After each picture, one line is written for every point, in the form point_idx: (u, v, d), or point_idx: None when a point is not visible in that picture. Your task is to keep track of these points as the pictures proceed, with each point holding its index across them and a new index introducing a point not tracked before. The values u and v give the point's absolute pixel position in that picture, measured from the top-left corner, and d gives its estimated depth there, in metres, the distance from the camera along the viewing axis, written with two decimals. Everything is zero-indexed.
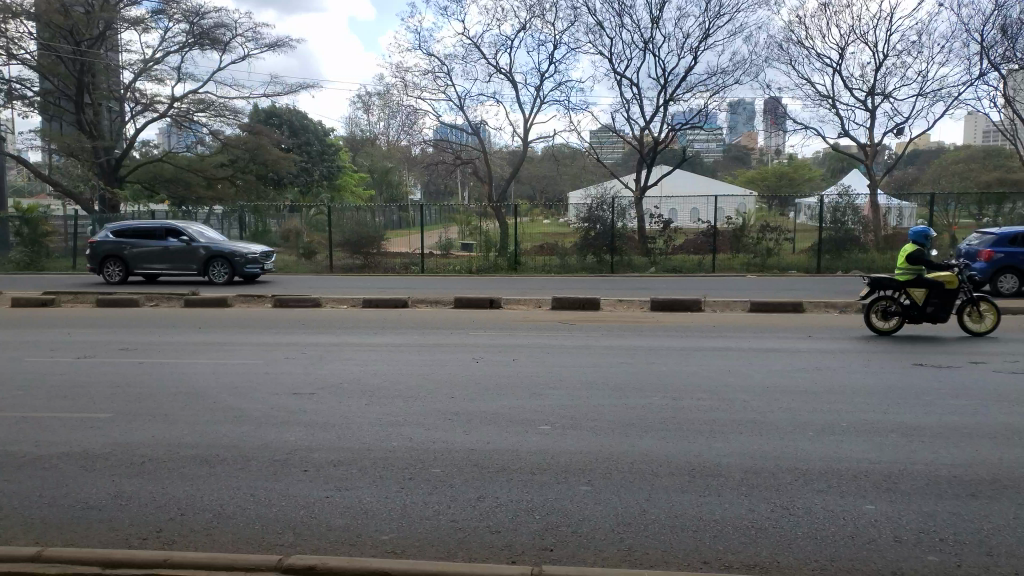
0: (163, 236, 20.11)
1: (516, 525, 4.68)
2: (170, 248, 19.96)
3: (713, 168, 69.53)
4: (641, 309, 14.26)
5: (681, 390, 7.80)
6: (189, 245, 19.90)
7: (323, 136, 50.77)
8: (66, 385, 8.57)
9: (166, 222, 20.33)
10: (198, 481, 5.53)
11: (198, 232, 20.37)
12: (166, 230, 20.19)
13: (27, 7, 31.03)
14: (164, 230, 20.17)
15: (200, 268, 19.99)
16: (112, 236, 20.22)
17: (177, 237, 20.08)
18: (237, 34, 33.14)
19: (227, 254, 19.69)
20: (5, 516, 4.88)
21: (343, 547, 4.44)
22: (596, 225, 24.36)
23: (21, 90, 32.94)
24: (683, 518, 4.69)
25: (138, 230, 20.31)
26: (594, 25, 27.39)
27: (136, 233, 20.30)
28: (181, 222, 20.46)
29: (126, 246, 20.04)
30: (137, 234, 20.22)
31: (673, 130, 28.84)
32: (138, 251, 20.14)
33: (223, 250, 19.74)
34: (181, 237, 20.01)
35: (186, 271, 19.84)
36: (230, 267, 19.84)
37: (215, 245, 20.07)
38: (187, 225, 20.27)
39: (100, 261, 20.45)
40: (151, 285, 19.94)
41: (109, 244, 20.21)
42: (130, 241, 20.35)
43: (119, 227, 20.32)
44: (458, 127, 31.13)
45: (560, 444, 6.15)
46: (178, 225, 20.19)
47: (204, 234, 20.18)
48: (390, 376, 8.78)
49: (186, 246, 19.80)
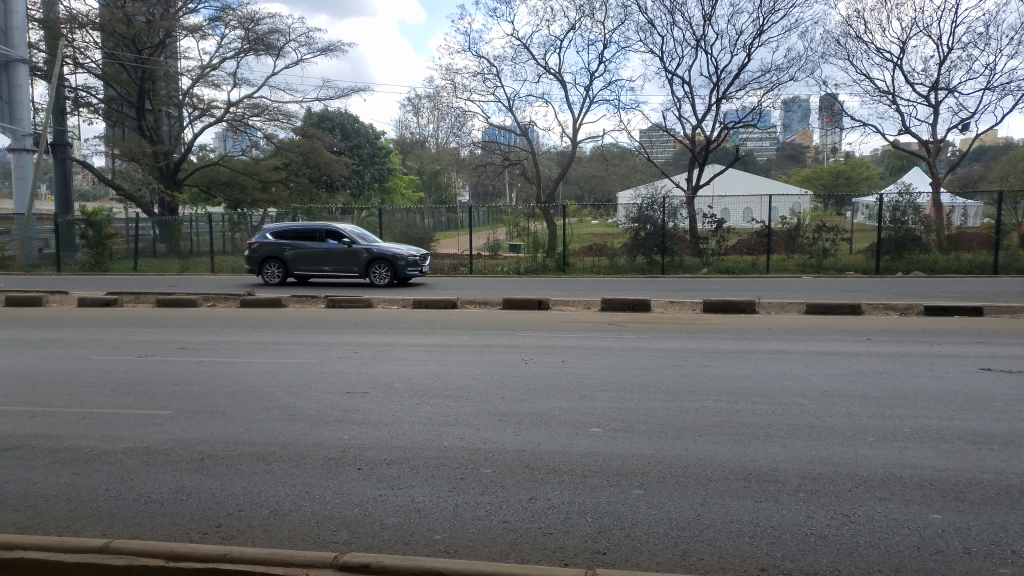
0: (323, 238, 20.12)
1: (569, 527, 4.64)
2: (332, 249, 19.93)
3: (767, 167, 68.31)
4: (693, 310, 14.08)
5: (736, 393, 7.66)
6: (351, 246, 19.90)
7: (375, 139, 51.54)
8: (130, 382, 8.84)
9: (325, 224, 20.36)
10: (256, 477, 5.64)
11: (358, 234, 20.33)
12: (326, 231, 20.22)
13: (93, 18, 32.24)
14: (324, 231, 20.20)
15: (360, 269, 19.96)
16: (272, 237, 20.29)
17: (337, 239, 20.08)
18: (290, 39, 33.80)
19: (388, 256, 19.62)
20: (73, 508, 5.05)
21: (397, 546, 4.47)
22: (647, 225, 24.11)
23: (87, 97, 34.22)
24: (740, 523, 4.59)
25: (298, 231, 20.36)
26: (645, 24, 27.18)
27: (296, 234, 20.34)
28: (338, 224, 20.49)
29: (287, 247, 20.09)
30: (297, 235, 20.26)
31: (726, 129, 28.43)
32: (297, 252, 20.20)
33: (386, 252, 19.70)
34: (342, 238, 20.01)
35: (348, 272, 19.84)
36: (392, 269, 19.76)
37: (376, 247, 20.03)
38: (346, 227, 20.28)
39: (258, 262, 20.50)
40: (290, 286, 19.90)
41: (271, 245, 20.29)
42: (290, 241, 20.40)
43: (278, 228, 20.40)
44: (508, 129, 31.23)
45: (612, 447, 6.09)
46: (339, 227, 20.20)
47: (363, 236, 20.17)
48: (441, 377, 8.83)
49: (348, 248, 19.79)
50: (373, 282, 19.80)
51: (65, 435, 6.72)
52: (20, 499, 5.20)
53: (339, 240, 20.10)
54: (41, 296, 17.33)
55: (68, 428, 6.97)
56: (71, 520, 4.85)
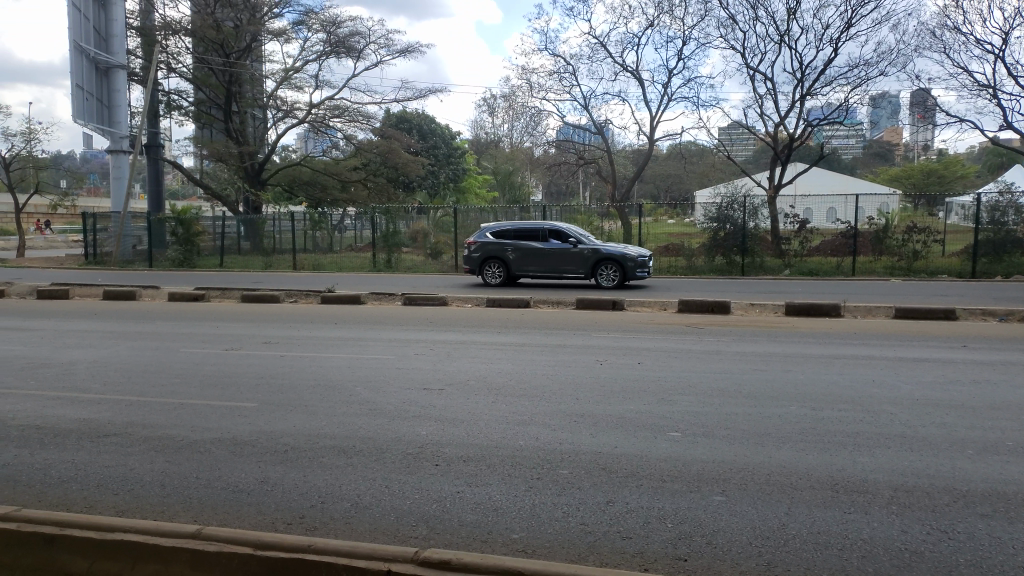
0: (547, 238, 19.34)
1: (649, 532, 4.57)
2: (559, 249, 19.10)
3: (852, 167, 65.95)
4: (774, 313, 13.70)
5: (821, 400, 7.40)
6: (577, 247, 19.03)
7: (450, 139, 52.16)
8: (217, 375, 9.19)
9: (549, 224, 19.59)
10: (337, 470, 5.77)
11: (582, 235, 19.42)
12: (550, 231, 19.44)
13: (186, 24, 33.69)
14: (548, 231, 19.42)
15: (586, 270, 19.04)
16: (494, 237, 19.65)
17: (562, 239, 19.26)
18: (370, 41, 34.51)
19: (618, 257, 18.54)
20: (166, 494, 5.27)
21: (476, 543, 4.49)
22: (726, 225, 23.43)
23: (178, 100, 35.79)
24: (829, 535, 4.43)
25: (520, 230, 19.65)
26: (726, 20, 26.60)
27: (518, 234, 19.65)
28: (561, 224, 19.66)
29: (511, 247, 19.41)
30: (520, 234, 19.55)
31: (810, 126, 27.54)
32: (520, 253, 19.52)
33: (616, 252, 18.69)
34: (568, 239, 19.15)
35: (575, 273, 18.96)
36: (622, 271, 18.73)
37: (603, 247, 19.08)
38: (571, 226, 19.44)
39: (479, 262, 19.97)
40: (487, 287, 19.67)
41: (493, 244, 19.69)
42: (511, 241, 19.75)
43: (499, 228, 19.75)
44: (583, 127, 31.09)
45: (692, 452, 5.97)
46: (564, 227, 19.36)
47: (589, 235, 19.25)
48: (517, 376, 8.84)
49: (575, 248, 18.93)
50: (601, 283, 18.82)
51: (157, 423, 7.03)
52: (118, 483, 5.46)
53: (565, 240, 19.26)
54: (135, 291, 18.22)
55: (160, 417, 7.29)
56: (164, 505, 5.07)
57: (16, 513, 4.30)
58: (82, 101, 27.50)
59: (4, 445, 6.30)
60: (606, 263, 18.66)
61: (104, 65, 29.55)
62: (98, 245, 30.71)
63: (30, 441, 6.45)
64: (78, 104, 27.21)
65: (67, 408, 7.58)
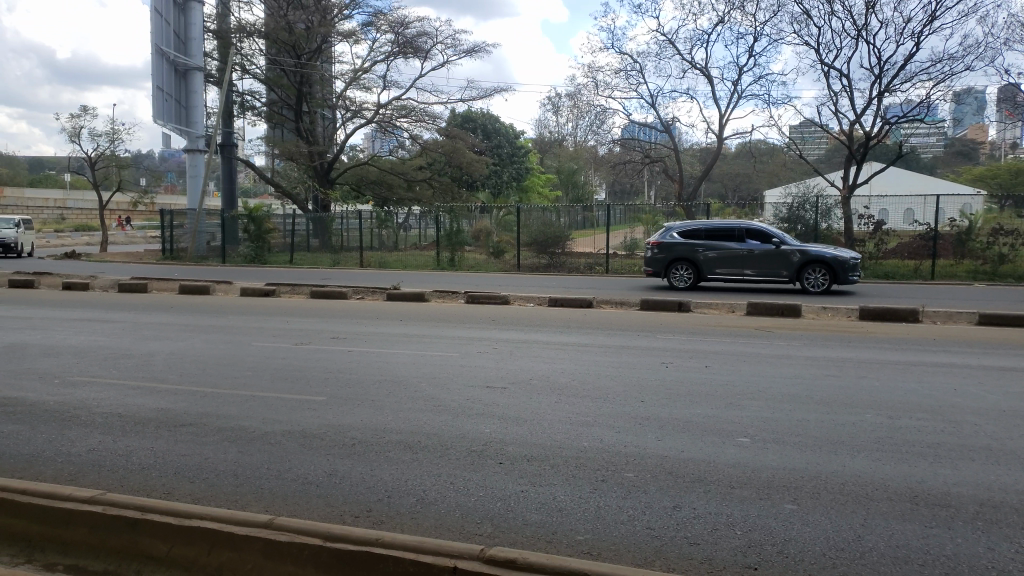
0: (742, 238, 18.19)
1: (716, 538, 4.48)
2: (758, 251, 17.93)
3: (932, 167, 63.43)
4: (848, 317, 13.28)
5: (898, 408, 7.13)
6: (779, 248, 17.82)
7: (515, 138, 52.31)
8: (288, 368, 9.43)
9: (743, 223, 18.42)
10: (402, 465, 5.84)
11: (783, 235, 18.18)
12: (745, 231, 18.27)
13: (260, 27, 34.64)
14: (744, 230, 18.25)
15: (790, 274, 17.83)
16: (684, 237, 18.59)
17: (760, 240, 18.07)
18: (436, 42, 34.83)
19: (831, 261, 17.31)
20: (239, 483, 5.42)
21: (540, 543, 4.47)
22: (797, 225, 23.15)
23: (252, 101, 36.87)
24: (907, 549, 4.26)
25: (712, 230, 18.53)
26: (800, 15, 25.88)
27: (709, 233, 18.54)
28: (756, 223, 18.48)
29: (704, 248, 18.31)
30: (713, 235, 18.45)
31: (888, 124, 26.58)
32: (713, 254, 18.40)
33: (826, 255, 17.40)
34: (769, 239, 17.95)
35: (779, 278, 17.76)
36: (832, 274, 17.48)
37: (809, 248, 17.81)
38: (769, 226, 18.23)
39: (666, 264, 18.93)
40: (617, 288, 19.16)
41: (684, 244, 18.58)
42: (702, 241, 18.64)
43: (688, 228, 18.69)
44: (650, 126, 30.73)
45: (762, 458, 5.82)
46: (762, 227, 18.16)
47: (790, 236, 18.01)
48: (580, 376, 8.78)
49: (778, 249, 17.71)
50: (808, 288, 17.61)
51: (230, 415, 7.24)
52: (194, 472, 5.64)
53: (765, 240, 18.04)
54: (209, 285, 18.84)
55: (233, 408, 7.50)
56: (238, 494, 5.21)
57: (101, 496, 4.48)
58: (162, 102, 28.60)
59: (88, 431, 6.58)
60: (817, 266, 17.40)
61: (183, 68, 30.65)
62: (174, 240, 31.90)
63: (112, 428, 6.73)
64: (159, 105, 28.30)
65: (146, 397, 7.88)
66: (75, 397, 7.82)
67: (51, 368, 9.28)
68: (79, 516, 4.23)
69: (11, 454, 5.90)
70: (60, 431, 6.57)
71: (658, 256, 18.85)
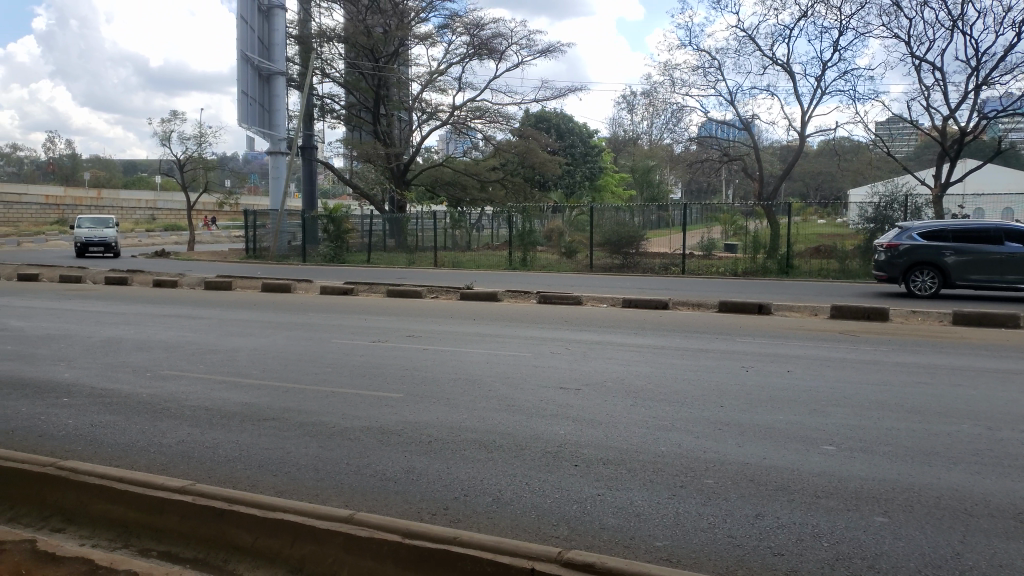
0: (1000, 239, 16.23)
1: (802, 550, 4.32)
2: (1021, 255, 15.93)
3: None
4: (939, 322, 12.67)
5: (998, 419, 6.74)
6: None
7: (589, 138, 52.02)
8: (365, 365, 9.60)
9: (999, 223, 16.47)
10: (478, 464, 5.86)
11: None
12: (1002, 231, 16.32)
13: (339, 32, 35.44)
14: (1000, 231, 16.32)
15: None
16: (929, 238, 16.66)
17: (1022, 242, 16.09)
18: (511, 42, 34.97)
19: None
20: (319, 478, 5.54)
21: (618, 548, 4.41)
22: (885, 226, 22.19)
23: (331, 105, 37.86)
24: (1010, 570, 4.01)
25: (963, 230, 16.59)
26: (889, 6, 24.86)
27: (960, 234, 16.58)
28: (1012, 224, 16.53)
29: (955, 251, 16.35)
30: (964, 235, 16.51)
31: (984, 118, 25.26)
32: (964, 257, 16.41)
33: None
34: None
35: None
36: None
37: None
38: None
39: (904, 269, 16.98)
40: (773, 294, 17.94)
41: (928, 245, 16.65)
42: (950, 243, 16.66)
43: (932, 227, 16.76)
44: (728, 123, 30.06)
45: (849, 468, 5.60)
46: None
47: None
48: (656, 379, 8.64)
49: None
50: None
51: (310, 410, 7.42)
52: (277, 465, 5.79)
53: None
54: (290, 284, 19.40)
55: (314, 403, 7.69)
56: (318, 488, 5.32)
57: (191, 486, 4.65)
58: (248, 106, 29.65)
59: (177, 423, 6.85)
60: None
61: (267, 73, 31.69)
62: (258, 240, 33.00)
63: (200, 420, 6.99)
64: (244, 109, 29.35)
65: (231, 391, 8.16)
66: (166, 390, 8.15)
67: (144, 362, 9.71)
68: (171, 505, 4.40)
69: (108, 443, 6.20)
70: (152, 422, 6.86)
71: (897, 259, 16.91)
